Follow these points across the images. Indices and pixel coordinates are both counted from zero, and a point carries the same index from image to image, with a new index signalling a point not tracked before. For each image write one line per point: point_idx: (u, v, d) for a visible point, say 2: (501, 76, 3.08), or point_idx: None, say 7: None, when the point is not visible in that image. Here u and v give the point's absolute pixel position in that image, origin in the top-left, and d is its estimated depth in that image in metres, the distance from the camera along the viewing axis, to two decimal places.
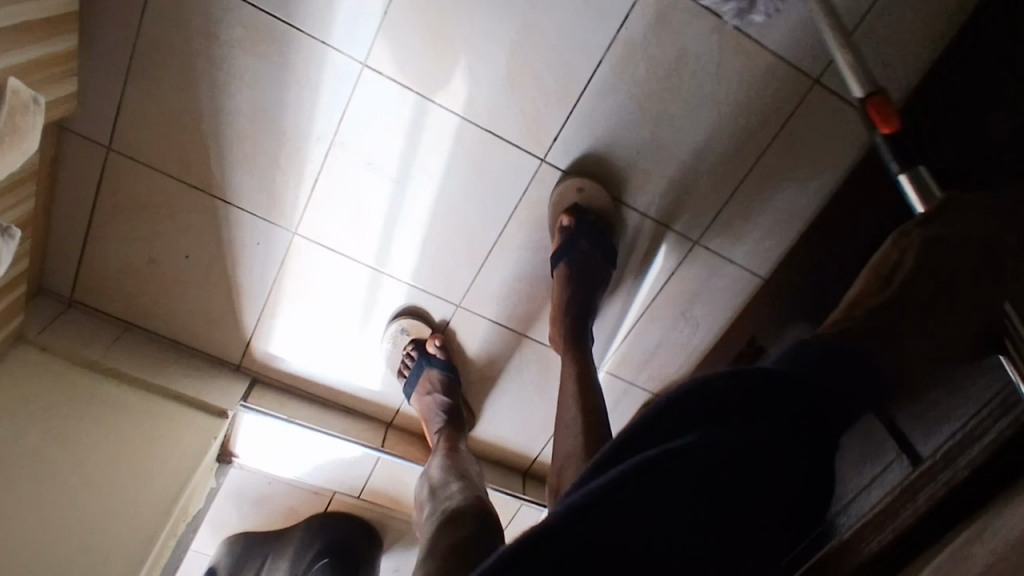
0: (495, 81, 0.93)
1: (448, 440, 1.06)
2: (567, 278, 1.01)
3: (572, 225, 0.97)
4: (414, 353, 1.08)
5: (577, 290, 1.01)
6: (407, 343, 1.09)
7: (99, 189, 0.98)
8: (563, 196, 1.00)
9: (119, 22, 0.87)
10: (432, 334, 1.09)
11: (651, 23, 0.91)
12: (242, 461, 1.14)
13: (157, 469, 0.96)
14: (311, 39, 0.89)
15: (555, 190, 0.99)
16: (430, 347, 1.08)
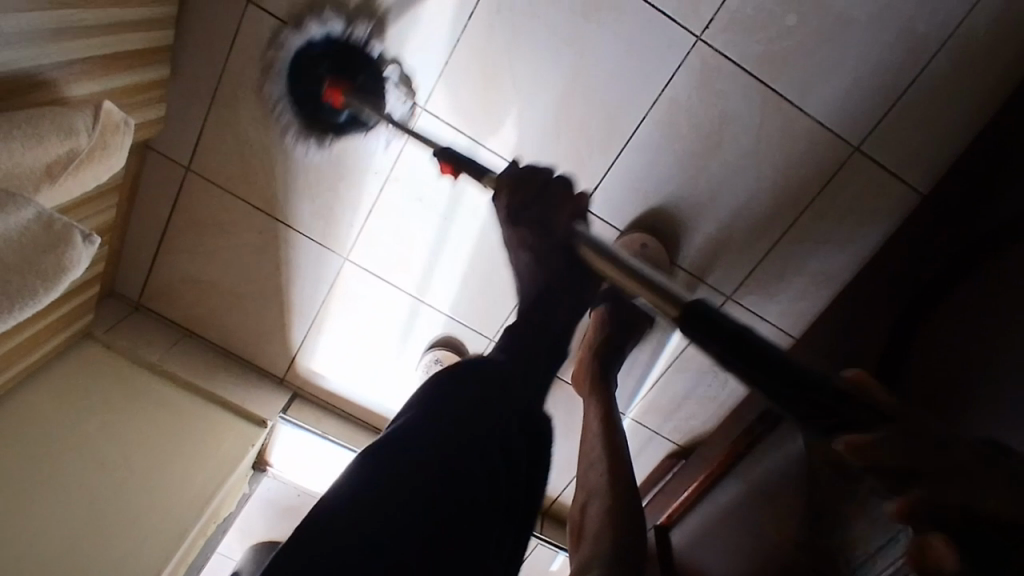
0: (543, 129, 0.98)
1: None
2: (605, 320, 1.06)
3: None
4: None
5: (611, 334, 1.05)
6: None
7: (174, 204, 1.07)
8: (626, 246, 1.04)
9: (207, 56, 0.96)
10: None
11: (696, 83, 0.95)
12: (275, 470, 1.20)
13: (196, 469, 1.02)
14: (376, 80, 0.97)
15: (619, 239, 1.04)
16: None
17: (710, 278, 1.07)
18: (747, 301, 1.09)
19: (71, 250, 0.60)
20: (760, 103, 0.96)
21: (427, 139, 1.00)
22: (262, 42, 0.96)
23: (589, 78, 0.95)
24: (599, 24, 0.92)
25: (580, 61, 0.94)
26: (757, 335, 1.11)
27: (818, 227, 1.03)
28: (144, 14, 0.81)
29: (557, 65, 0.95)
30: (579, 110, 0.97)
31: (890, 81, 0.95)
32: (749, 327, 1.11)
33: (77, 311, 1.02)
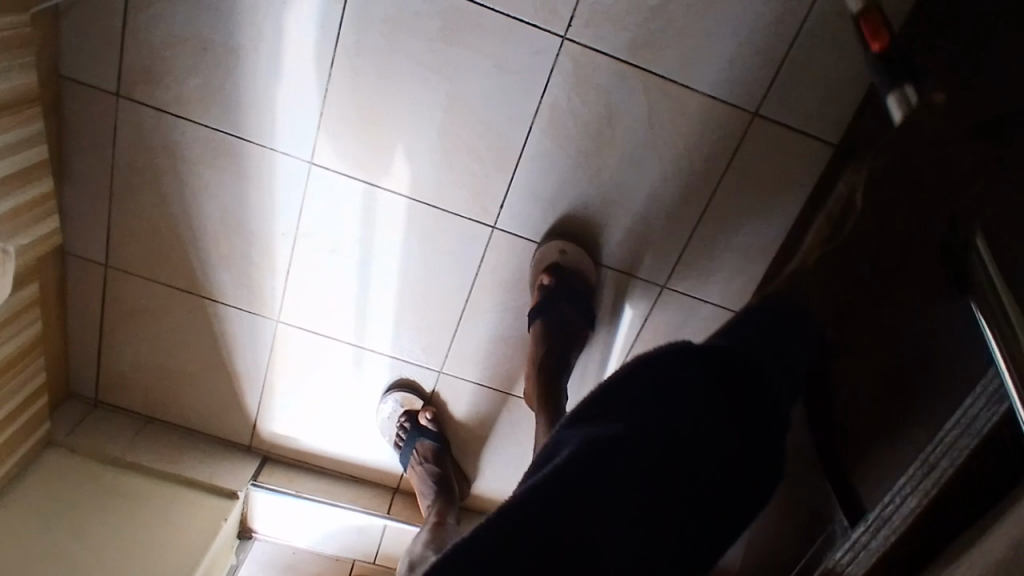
0: (434, 160, 0.97)
1: (437, 513, 1.07)
2: (544, 335, 1.02)
3: (550, 284, 0.99)
4: (407, 425, 1.13)
5: (552, 349, 1.01)
6: (401, 416, 1.14)
7: (103, 302, 1.09)
8: (544, 255, 1.01)
9: (96, 157, 0.98)
10: (423, 407, 1.14)
11: (573, 84, 0.92)
12: (263, 534, 1.23)
13: (172, 552, 1.04)
14: (261, 147, 0.97)
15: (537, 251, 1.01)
16: (421, 418, 1.13)
17: (640, 273, 1.05)
18: (682, 288, 1.05)
19: None
20: (644, 90, 0.93)
21: (324, 193, 0.99)
22: (143, 133, 0.96)
23: (466, 102, 0.93)
24: (462, 46, 0.90)
25: (453, 86, 0.92)
26: (702, 319, 1.07)
27: (736, 200, 0.99)
28: (8, 137, 0.82)
29: (432, 94, 0.93)
30: (465, 134, 0.95)
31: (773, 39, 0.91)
32: (692, 313, 1.07)
33: (30, 424, 1.05)
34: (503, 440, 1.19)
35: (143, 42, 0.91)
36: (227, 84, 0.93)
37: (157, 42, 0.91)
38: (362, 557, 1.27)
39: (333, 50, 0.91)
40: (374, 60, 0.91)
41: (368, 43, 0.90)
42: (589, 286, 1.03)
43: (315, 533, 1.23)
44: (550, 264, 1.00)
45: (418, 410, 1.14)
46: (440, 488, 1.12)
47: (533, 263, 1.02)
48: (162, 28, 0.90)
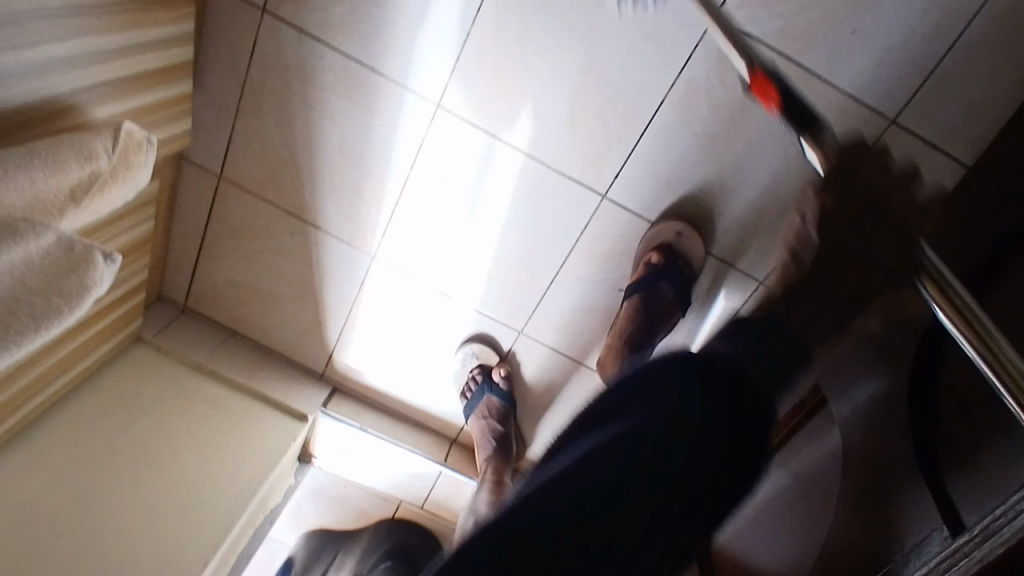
0: (560, 121, 0.97)
1: (493, 471, 1.09)
2: (636, 312, 1.01)
3: (659, 264, 0.99)
4: (479, 378, 1.14)
5: (640, 327, 1.01)
6: (474, 367, 1.15)
7: (210, 211, 1.12)
8: (658, 234, 1.01)
9: (230, 68, 0.99)
10: (498, 363, 1.15)
11: (714, 64, 0.91)
12: (321, 462, 1.26)
13: (242, 463, 1.07)
14: (392, 81, 0.97)
15: (652, 228, 1.01)
16: (495, 374, 1.13)
17: (741, 264, 1.04)
18: None
19: (94, 269, 0.63)
20: (785, 80, 0.92)
21: (444, 135, 1.00)
22: (280, 51, 0.98)
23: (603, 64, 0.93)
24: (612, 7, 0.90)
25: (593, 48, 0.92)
26: None
27: None
28: (162, 33, 0.84)
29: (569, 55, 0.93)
30: (594, 98, 0.95)
31: (929, 44, 0.88)
32: None
33: (122, 319, 1.08)
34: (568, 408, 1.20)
35: None
36: (370, 13, 0.94)
37: None
38: (410, 500, 1.29)
39: None
40: (522, 9, 0.91)
41: None
42: (688, 269, 1.02)
43: (370, 471, 1.26)
44: (661, 244, 1.01)
45: (493, 364, 1.15)
46: (501, 446, 1.12)
47: (644, 239, 1.02)
48: None
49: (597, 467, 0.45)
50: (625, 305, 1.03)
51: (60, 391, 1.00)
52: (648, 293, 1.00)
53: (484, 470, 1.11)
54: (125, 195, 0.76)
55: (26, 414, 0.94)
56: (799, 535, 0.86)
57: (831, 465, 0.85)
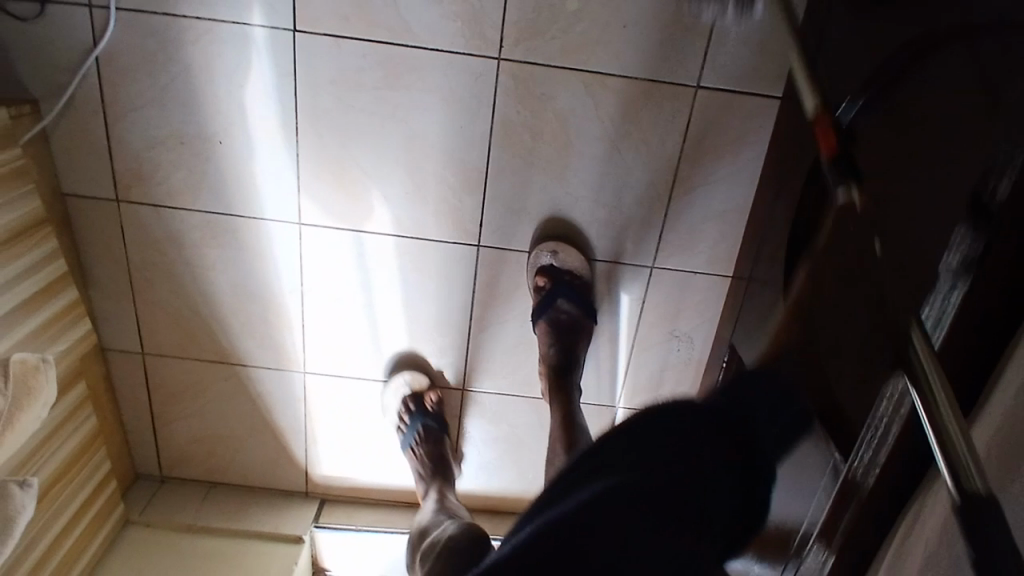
0: (409, 197, 1.03)
1: (438, 490, 1.13)
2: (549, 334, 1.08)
3: (547, 286, 1.04)
4: (412, 407, 1.13)
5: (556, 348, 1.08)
6: (407, 395, 1.13)
7: (148, 386, 1.19)
8: (537, 259, 1.06)
9: (112, 260, 1.08)
10: (429, 387, 1.15)
11: (518, 97, 0.97)
12: None
13: None
14: (251, 218, 1.05)
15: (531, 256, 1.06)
16: (428, 401, 1.14)
17: (626, 258, 1.08)
18: (671, 264, 1.08)
19: (12, 499, 0.72)
20: (586, 87, 0.97)
21: (316, 246, 1.07)
22: (145, 229, 1.06)
23: (422, 136, 0.99)
24: (406, 86, 0.96)
25: (407, 124, 0.99)
26: (695, 288, 1.10)
27: (699, 171, 1.02)
28: (27, 261, 0.92)
29: (390, 139, 1.00)
30: (427, 165, 1.01)
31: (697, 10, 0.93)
32: (685, 284, 1.10)
33: (102, 512, 1.15)
34: (534, 439, 1.24)
35: (127, 149, 1.00)
36: (206, 169, 1.01)
37: (141, 147, 1.00)
38: None
39: (292, 117, 0.98)
40: (332, 116, 0.98)
41: (322, 104, 0.97)
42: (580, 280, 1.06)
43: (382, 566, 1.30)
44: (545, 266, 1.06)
45: (425, 389, 1.14)
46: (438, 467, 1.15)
47: (529, 266, 1.07)
48: (141, 135, 0.99)
49: (635, 456, 0.54)
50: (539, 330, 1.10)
51: None
52: (551, 315, 1.06)
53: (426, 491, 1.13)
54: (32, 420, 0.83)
55: None
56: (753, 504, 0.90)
57: None
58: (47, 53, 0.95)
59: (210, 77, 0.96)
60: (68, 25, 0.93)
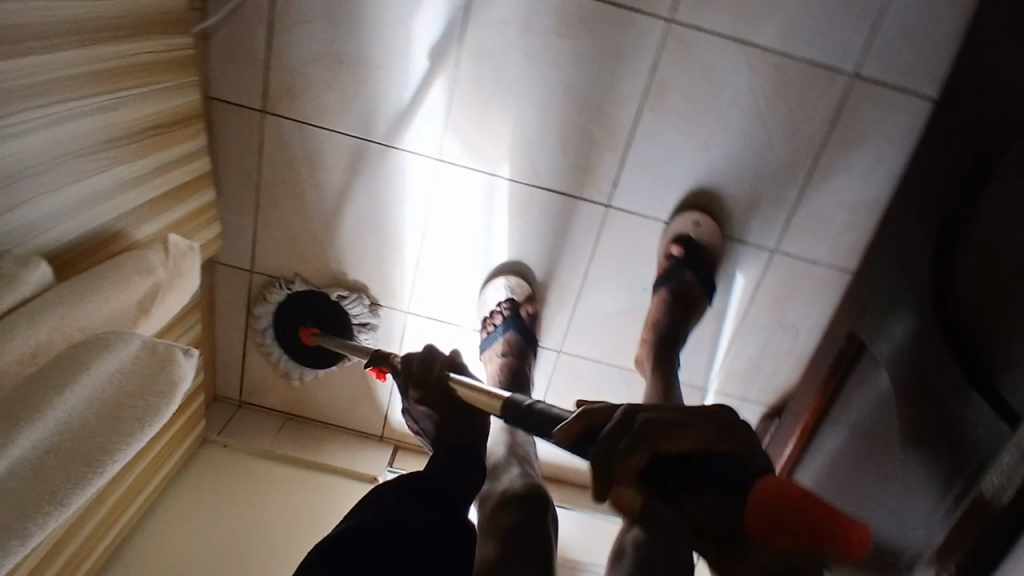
0: (550, 147, 1.04)
1: None
2: (666, 300, 1.07)
3: (680, 253, 1.05)
4: (506, 311, 1.10)
5: (669, 315, 1.07)
6: (503, 300, 1.10)
7: (248, 306, 1.18)
8: (678, 227, 1.07)
9: (245, 171, 1.08)
10: (528, 298, 1.11)
11: (680, 60, 0.99)
12: None
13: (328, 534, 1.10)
14: (392, 147, 1.05)
15: (673, 222, 1.07)
16: (523, 311, 1.10)
17: (750, 238, 1.09)
18: (793, 251, 1.09)
19: (176, 365, 0.67)
20: (747, 61, 0.99)
21: (448, 185, 1.07)
22: (283, 144, 1.06)
23: (579, 87, 1.00)
24: (573, 36, 0.98)
25: (565, 74, 1.00)
26: (813, 278, 1.11)
27: (839, 160, 1.04)
28: (182, 151, 0.92)
29: (544, 86, 1.01)
30: (575, 117, 1.02)
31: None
32: (803, 273, 1.11)
33: (188, 424, 1.13)
34: None
35: (285, 59, 1.01)
36: (359, 90, 1.02)
37: (299, 61, 1.01)
38: None
39: (456, 51, 0.99)
40: (494, 55, 0.99)
41: (489, 42, 0.98)
42: (711, 257, 1.08)
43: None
44: (681, 235, 1.07)
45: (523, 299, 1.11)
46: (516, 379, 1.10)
47: (666, 234, 1.08)
48: (302, 48, 1.00)
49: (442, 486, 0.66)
50: (656, 297, 1.09)
51: (146, 502, 1.05)
52: (673, 281, 1.06)
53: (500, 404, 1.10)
54: (179, 304, 0.82)
55: (118, 531, 0.98)
56: (874, 489, 0.90)
57: (885, 406, 0.94)
58: None
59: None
60: None
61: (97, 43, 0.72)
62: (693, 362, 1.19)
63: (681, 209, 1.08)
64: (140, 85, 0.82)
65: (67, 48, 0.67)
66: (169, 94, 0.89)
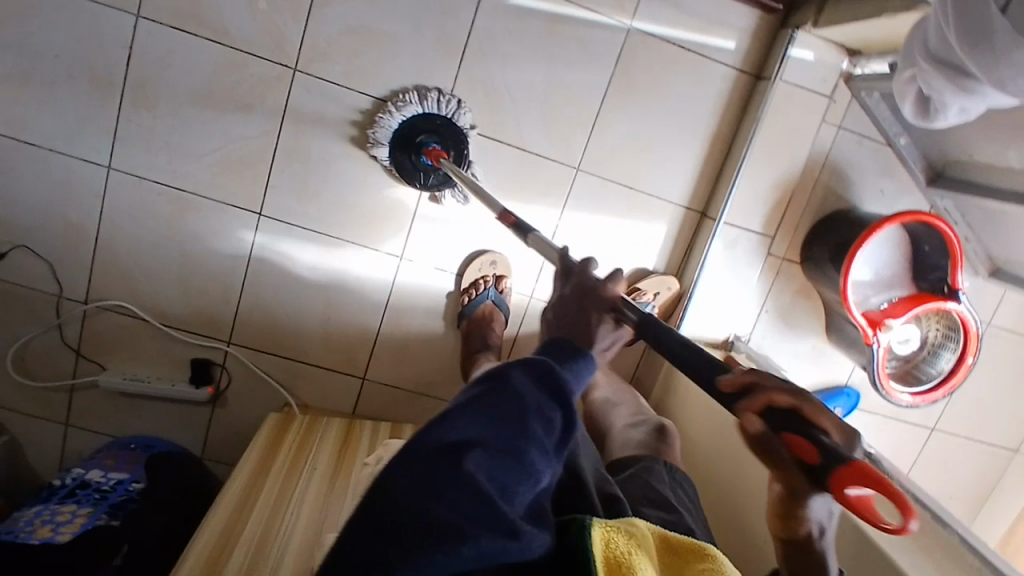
0: (393, 171, 1.29)
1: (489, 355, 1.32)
2: (488, 315, 1.34)
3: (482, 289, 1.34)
4: (489, 280, 1.35)
5: (481, 325, 1.34)
6: (489, 272, 1.35)
7: None
8: (463, 50, 1.24)
9: (408, 401, 1.43)
10: (502, 275, 1.36)
11: (325, 62, 1.22)
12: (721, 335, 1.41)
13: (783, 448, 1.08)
14: (390, 289, 1.35)
15: (454, 66, 1.25)
16: (503, 283, 1.36)
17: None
18: None
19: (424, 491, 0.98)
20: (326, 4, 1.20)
21: (424, 253, 1.35)
22: (388, 371, 1.41)
23: (346, 143, 1.27)
24: (308, 148, 1.26)
25: (336, 154, 1.27)
26: None
27: None
28: (368, 438, 1.31)
29: (346, 171, 1.28)
30: (370, 149, 1.28)
31: None
32: None
33: None
34: (657, 113, 1.31)
35: (323, 359, 1.38)
36: (344, 310, 1.36)
37: (324, 351, 1.38)
38: (771, 245, 1.38)
39: (316, 237, 1.31)
40: (319, 206, 1.29)
41: (312, 212, 1.29)
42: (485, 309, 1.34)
43: (749, 269, 1.38)
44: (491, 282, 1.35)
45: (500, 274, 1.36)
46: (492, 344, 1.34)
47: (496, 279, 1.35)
48: (316, 346, 1.37)
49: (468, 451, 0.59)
50: (483, 310, 1.34)
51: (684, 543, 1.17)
52: (491, 307, 1.35)
53: (484, 358, 1.31)
54: None
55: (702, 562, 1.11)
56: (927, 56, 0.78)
57: None
58: (252, 383, 1.39)
59: (281, 285, 1.33)
60: (236, 364, 1.37)
61: (266, 482, 1.14)
62: (645, 112, 1.31)
63: (451, 53, 1.24)
64: (309, 457, 1.23)
65: (253, 507, 1.07)
66: (323, 438, 1.29)
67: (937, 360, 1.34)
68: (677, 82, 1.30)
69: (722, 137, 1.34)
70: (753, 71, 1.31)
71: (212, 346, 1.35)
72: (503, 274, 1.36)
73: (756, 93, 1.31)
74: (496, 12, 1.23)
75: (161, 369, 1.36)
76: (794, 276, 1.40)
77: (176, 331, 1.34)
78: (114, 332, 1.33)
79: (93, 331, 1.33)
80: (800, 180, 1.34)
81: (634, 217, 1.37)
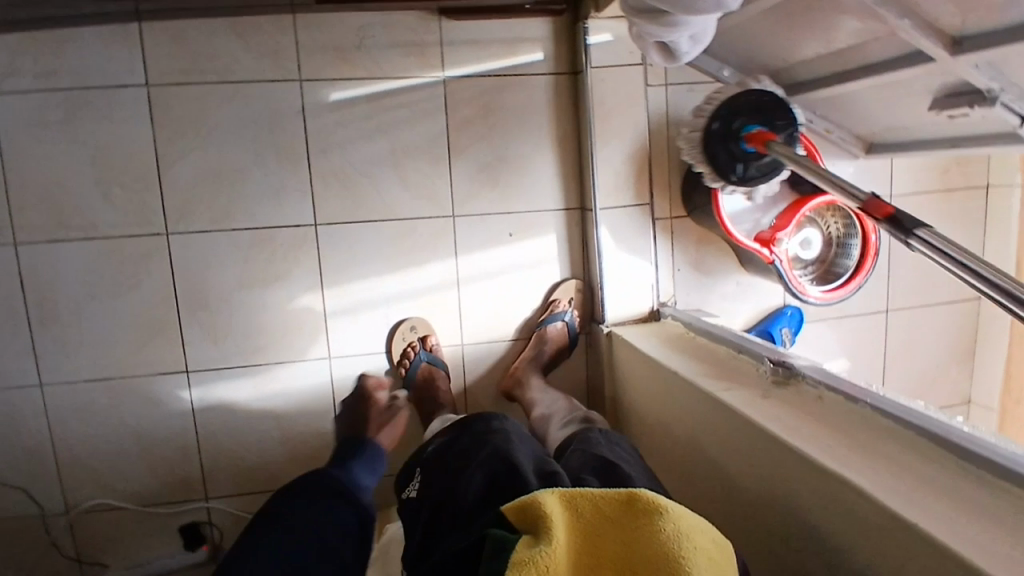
0: (292, 285, 1.37)
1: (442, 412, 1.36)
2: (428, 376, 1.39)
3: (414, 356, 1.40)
4: (418, 346, 1.41)
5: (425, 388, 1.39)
6: (415, 338, 1.41)
7: None
8: (309, 157, 1.35)
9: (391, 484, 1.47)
10: (428, 336, 1.42)
11: (195, 216, 1.32)
12: (646, 306, 1.46)
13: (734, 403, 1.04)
14: (332, 389, 1.41)
15: (307, 174, 1.35)
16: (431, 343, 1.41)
17: (305, 104, 1.33)
18: (301, 67, 1.32)
19: None
20: (177, 168, 1.31)
21: (350, 346, 1.41)
22: None
23: (241, 278, 1.36)
24: (209, 296, 1.35)
25: (235, 291, 1.36)
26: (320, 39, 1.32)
27: (220, 66, 1.30)
28: None
29: (251, 302, 1.36)
30: (263, 275, 1.36)
31: (104, 103, 1.27)
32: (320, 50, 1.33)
33: None
34: (502, 140, 1.41)
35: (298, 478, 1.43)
36: (299, 425, 1.41)
37: (296, 469, 1.43)
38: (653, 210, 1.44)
39: (246, 370, 1.38)
40: (238, 342, 1.37)
41: (235, 350, 1.37)
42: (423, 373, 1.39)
43: (644, 239, 1.44)
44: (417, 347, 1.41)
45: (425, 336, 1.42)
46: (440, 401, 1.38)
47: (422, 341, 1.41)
48: (286, 468, 1.42)
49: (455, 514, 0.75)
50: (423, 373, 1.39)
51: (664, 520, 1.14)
52: (429, 368, 1.39)
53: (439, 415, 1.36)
54: None
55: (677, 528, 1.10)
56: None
57: None
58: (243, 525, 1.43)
59: (233, 426, 1.39)
60: (222, 514, 1.42)
61: None
62: (489, 144, 1.40)
63: (300, 164, 1.35)
64: None
65: None
66: None
67: (847, 250, 1.41)
68: (506, 106, 1.40)
69: (568, 135, 1.43)
70: (568, 70, 1.41)
71: (194, 506, 1.40)
72: (426, 334, 1.42)
73: (579, 87, 1.40)
74: (323, 114, 1.34)
75: (156, 546, 1.41)
76: (687, 229, 1.47)
77: (157, 506, 1.40)
78: (100, 530, 1.39)
79: (82, 536, 1.39)
80: (652, 144, 1.42)
81: (522, 236, 1.45)
